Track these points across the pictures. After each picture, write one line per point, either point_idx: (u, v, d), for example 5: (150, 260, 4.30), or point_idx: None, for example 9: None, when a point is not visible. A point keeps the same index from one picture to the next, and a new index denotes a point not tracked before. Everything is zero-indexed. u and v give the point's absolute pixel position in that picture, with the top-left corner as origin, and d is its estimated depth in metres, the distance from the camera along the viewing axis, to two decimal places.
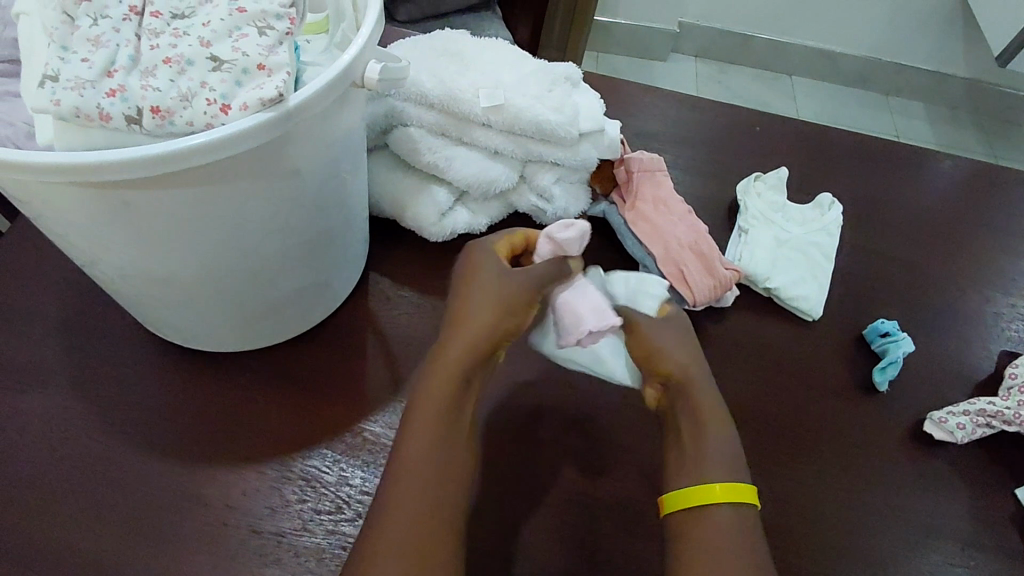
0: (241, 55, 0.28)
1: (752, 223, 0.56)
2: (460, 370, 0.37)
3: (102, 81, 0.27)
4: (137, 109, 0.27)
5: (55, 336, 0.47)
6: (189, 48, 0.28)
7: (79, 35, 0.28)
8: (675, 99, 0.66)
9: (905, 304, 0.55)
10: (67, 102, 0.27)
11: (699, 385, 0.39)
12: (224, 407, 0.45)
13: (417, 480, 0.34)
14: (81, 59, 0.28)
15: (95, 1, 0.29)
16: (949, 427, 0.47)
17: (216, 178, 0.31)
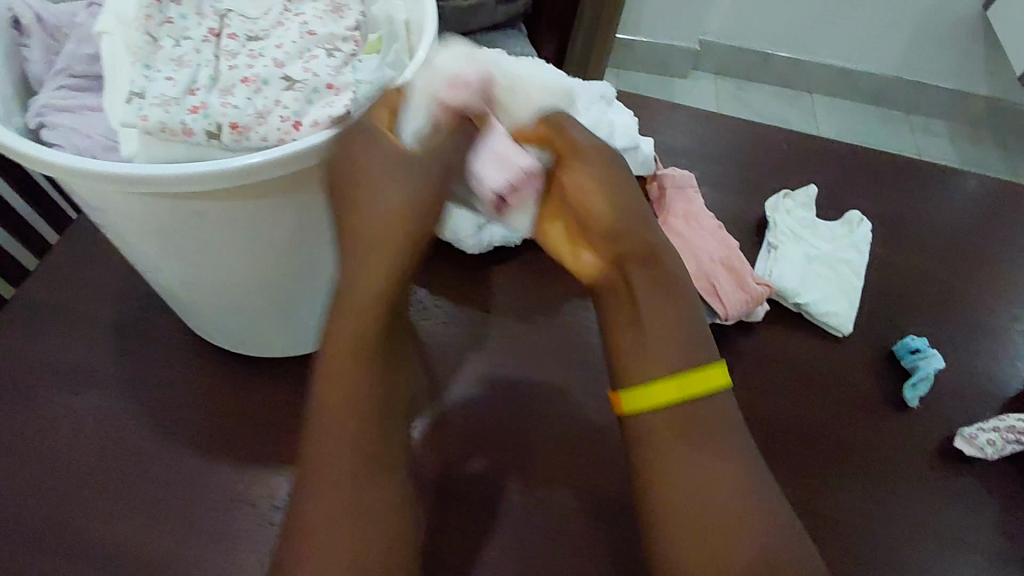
0: (311, 78, 0.32)
1: (781, 240, 0.57)
2: (376, 305, 0.33)
3: (186, 99, 0.31)
4: (218, 125, 0.31)
5: (107, 340, 0.49)
6: (265, 71, 0.32)
7: (163, 55, 0.33)
8: (704, 116, 0.67)
9: (934, 320, 0.56)
10: (154, 117, 0.30)
11: (661, 260, 0.38)
12: (268, 411, 0.46)
13: (335, 456, 0.33)
14: (165, 78, 0.32)
15: (177, 25, 0.34)
16: (979, 442, 0.48)
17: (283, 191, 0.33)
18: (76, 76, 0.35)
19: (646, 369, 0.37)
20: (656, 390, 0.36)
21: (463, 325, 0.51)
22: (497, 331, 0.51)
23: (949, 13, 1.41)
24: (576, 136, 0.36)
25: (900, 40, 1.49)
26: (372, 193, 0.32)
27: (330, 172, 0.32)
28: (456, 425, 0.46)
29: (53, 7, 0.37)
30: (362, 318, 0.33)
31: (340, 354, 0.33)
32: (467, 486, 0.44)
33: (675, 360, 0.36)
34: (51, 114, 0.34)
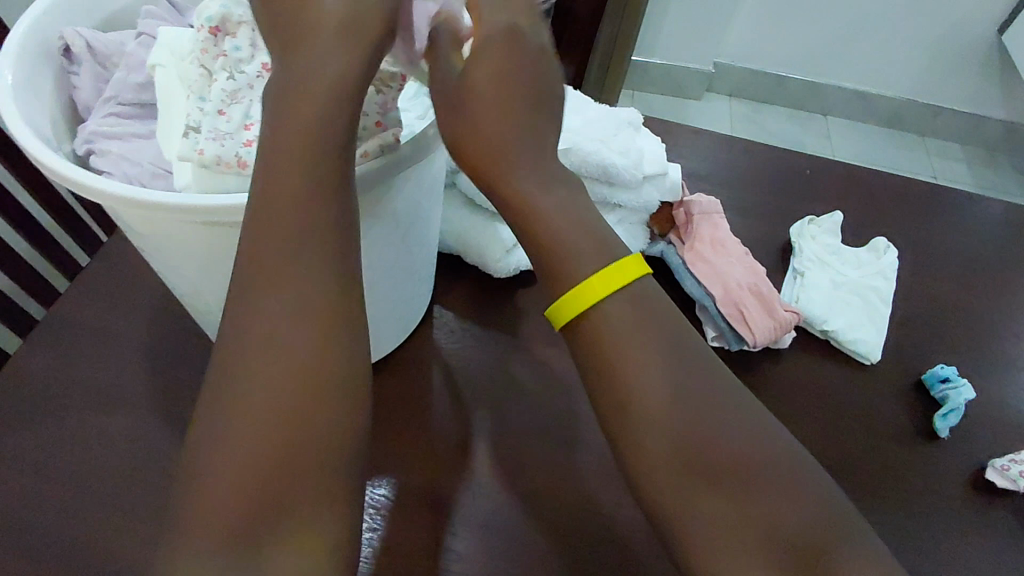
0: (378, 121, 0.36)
1: (808, 266, 0.57)
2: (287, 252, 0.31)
3: (240, 134, 0.33)
4: None
5: (139, 360, 0.49)
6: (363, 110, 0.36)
7: (216, 87, 0.35)
8: (727, 141, 0.68)
9: (963, 349, 0.55)
10: (210, 151, 0.32)
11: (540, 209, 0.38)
12: None
13: (251, 420, 0.29)
14: (218, 113, 0.34)
15: (231, 59, 0.35)
16: (1012, 475, 0.47)
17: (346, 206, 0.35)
18: (124, 104, 0.38)
19: (611, 346, 0.35)
20: (589, 289, 0.36)
21: (491, 348, 0.51)
22: (525, 355, 0.51)
23: (964, 37, 1.42)
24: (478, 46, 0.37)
25: (916, 64, 1.50)
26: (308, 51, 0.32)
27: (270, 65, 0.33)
28: (483, 449, 0.46)
29: (100, 35, 0.38)
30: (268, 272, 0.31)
31: (265, 316, 0.31)
32: (492, 512, 0.44)
33: (646, 348, 0.35)
34: (99, 141, 0.36)
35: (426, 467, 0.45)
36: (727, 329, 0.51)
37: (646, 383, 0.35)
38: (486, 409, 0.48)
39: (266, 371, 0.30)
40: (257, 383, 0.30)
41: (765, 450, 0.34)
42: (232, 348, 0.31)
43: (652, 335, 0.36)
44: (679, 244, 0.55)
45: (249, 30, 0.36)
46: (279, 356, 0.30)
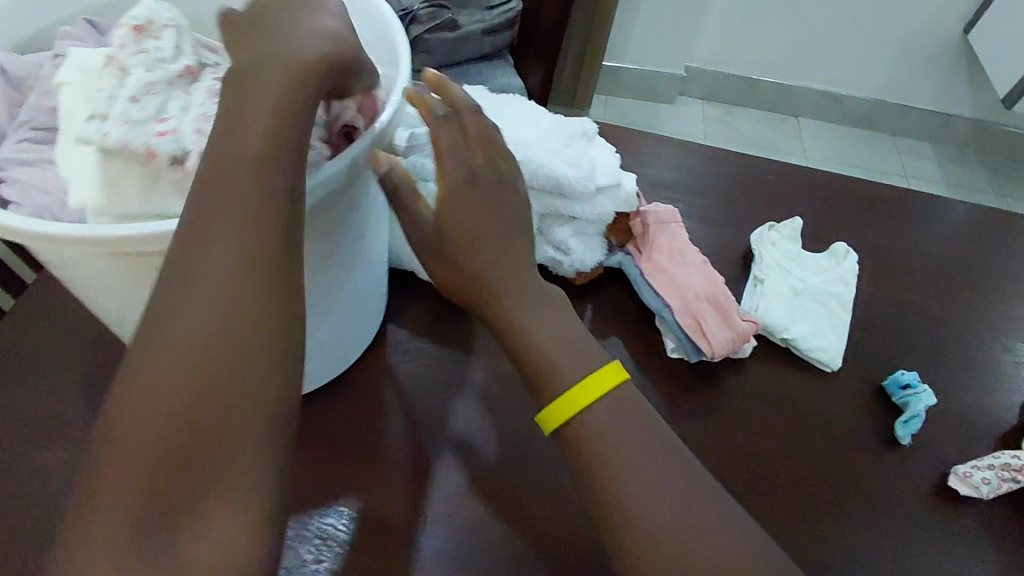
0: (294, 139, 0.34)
1: (768, 273, 0.56)
2: (240, 217, 0.29)
3: (154, 125, 0.31)
4: (184, 152, 0.31)
5: (78, 392, 0.47)
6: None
7: (134, 81, 0.33)
8: (688, 147, 0.67)
9: (925, 353, 0.55)
10: (116, 136, 0.30)
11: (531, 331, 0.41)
12: None
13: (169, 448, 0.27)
14: (130, 100, 0.32)
15: (151, 57, 0.34)
16: (974, 481, 0.47)
17: None
18: (38, 128, 0.36)
19: (593, 435, 0.38)
20: (570, 398, 0.39)
21: (447, 364, 0.50)
22: (482, 372, 0.50)
23: (928, 36, 1.43)
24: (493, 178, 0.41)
25: (884, 64, 1.51)
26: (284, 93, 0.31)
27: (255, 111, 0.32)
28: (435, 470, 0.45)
29: (17, 58, 0.38)
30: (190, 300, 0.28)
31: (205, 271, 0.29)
32: (445, 539, 0.42)
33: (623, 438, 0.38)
34: (11, 169, 0.35)
35: (378, 492, 0.44)
36: (685, 340, 0.50)
37: (626, 465, 0.37)
38: (440, 427, 0.47)
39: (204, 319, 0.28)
40: (188, 332, 0.28)
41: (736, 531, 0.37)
42: (167, 299, 0.28)
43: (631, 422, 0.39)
44: (637, 254, 0.54)
45: (174, 35, 0.36)
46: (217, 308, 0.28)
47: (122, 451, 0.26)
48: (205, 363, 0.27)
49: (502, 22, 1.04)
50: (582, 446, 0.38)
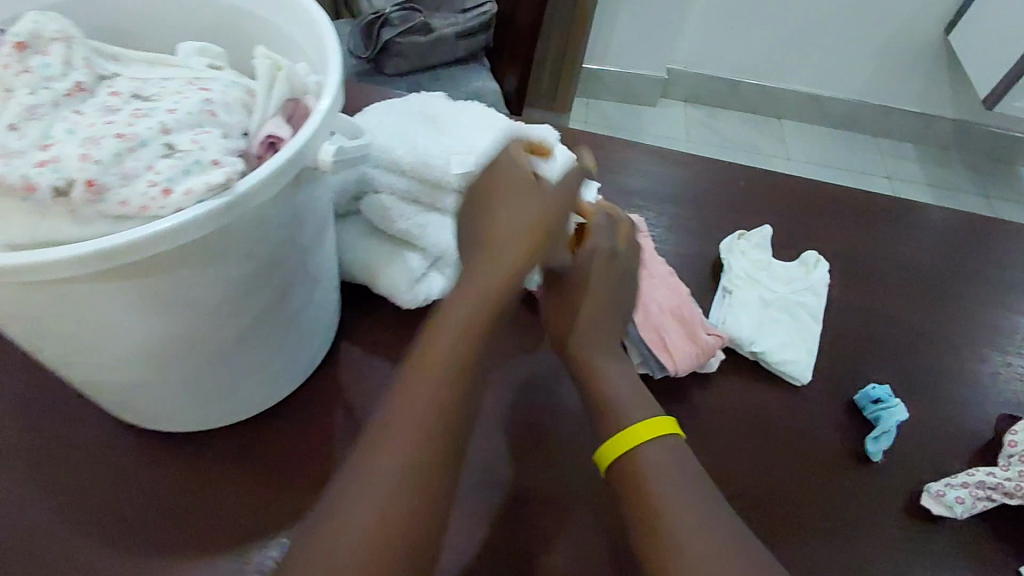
0: (199, 147, 0.26)
1: (737, 284, 0.54)
2: (453, 346, 0.37)
3: (34, 153, 0.25)
4: (69, 181, 0.24)
5: (4, 417, 0.44)
6: (146, 129, 0.26)
7: (14, 104, 0.27)
8: (658, 153, 0.65)
9: (898, 365, 0.53)
10: None
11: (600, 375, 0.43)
12: (180, 492, 0.41)
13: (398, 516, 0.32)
14: (9, 129, 0.26)
15: (37, 75, 0.28)
16: (948, 500, 0.45)
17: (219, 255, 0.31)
18: None
19: (657, 476, 0.37)
20: (630, 433, 0.39)
21: None
22: None
23: (909, 37, 1.42)
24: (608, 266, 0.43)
25: (865, 66, 1.50)
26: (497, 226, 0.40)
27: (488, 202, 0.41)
28: None
29: None
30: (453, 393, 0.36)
31: (421, 391, 0.35)
32: None
33: (681, 476, 0.37)
34: None
35: None
36: (649, 356, 0.48)
37: (676, 496, 0.36)
38: None
39: (420, 426, 0.34)
40: (396, 440, 0.34)
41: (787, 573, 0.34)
42: (391, 410, 0.35)
43: (687, 462, 0.38)
44: None
45: (66, 48, 0.29)
46: (410, 418, 0.35)
47: (336, 538, 0.31)
48: (417, 462, 0.34)
49: (477, 25, 1.02)
50: (635, 485, 0.37)
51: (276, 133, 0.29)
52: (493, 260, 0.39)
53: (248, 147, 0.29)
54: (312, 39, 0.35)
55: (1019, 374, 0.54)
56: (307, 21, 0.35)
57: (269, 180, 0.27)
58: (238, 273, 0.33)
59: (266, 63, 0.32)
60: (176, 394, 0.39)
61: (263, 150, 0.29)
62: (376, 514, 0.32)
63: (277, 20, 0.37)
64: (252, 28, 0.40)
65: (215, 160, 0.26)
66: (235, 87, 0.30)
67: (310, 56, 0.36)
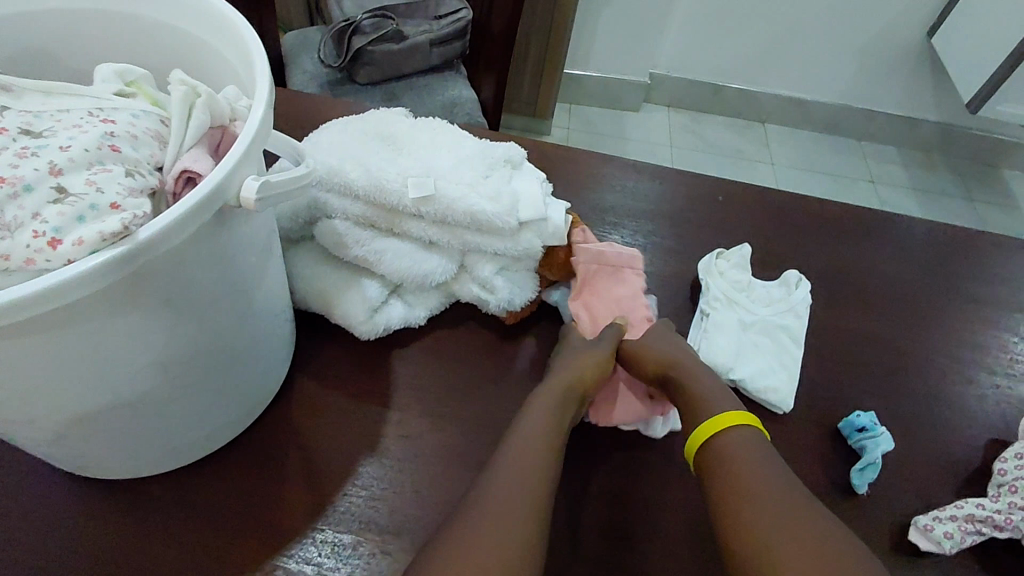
0: (95, 190, 0.23)
1: (715, 306, 0.52)
2: (542, 436, 0.39)
3: None
4: None
5: None
6: (32, 171, 0.23)
7: None
8: (633, 168, 0.63)
9: (884, 389, 0.51)
10: None
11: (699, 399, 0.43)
12: (116, 546, 0.38)
13: (514, 518, 0.35)
14: None
15: None
16: (936, 536, 0.43)
17: (138, 302, 0.28)
18: None
19: (736, 452, 0.39)
20: (714, 419, 0.41)
21: (360, 419, 0.45)
22: (396, 426, 0.45)
23: (891, 40, 1.41)
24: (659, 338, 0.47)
25: (848, 69, 1.49)
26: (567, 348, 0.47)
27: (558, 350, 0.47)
28: (338, 537, 0.39)
29: None
30: (545, 444, 0.39)
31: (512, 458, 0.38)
32: None
33: (759, 454, 0.39)
34: None
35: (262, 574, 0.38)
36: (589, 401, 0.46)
37: (755, 467, 0.38)
38: (341, 493, 0.41)
39: (513, 489, 0.36)
40: (494, 496, 0.36)
41: (858, 546, 0.34)
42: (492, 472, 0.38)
43: (770, 449, 0.39)
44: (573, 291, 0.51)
45: None
46: (507, 478, 0.37)
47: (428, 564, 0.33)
48: (504, 511, 0.35)
49: (452, 32, 1.00)
50: (719, 459, 0.39)
51: (193, 167, 0.27)
52: (572, 363, 0.45)
53: (161, 183, 0.27)
54: (241, 60, 0.32)
55: (1008, 397, 0.52)
56: (234, 37, 0.32)
57: (182, 222, 0.24)
58: (161, 317, 0.30)
59: (181, 88, 0.29)
60: (108, 446, 0.36)
61: (178, 186, 0.27)
62: (473, 548, 0.33)
63: (208, 39, 0.35)
64: (188, 47, 0.37)
65: (114, 204, 0.23)
66: (146, 117, 0.28)
67: (242, 79, 0.33)
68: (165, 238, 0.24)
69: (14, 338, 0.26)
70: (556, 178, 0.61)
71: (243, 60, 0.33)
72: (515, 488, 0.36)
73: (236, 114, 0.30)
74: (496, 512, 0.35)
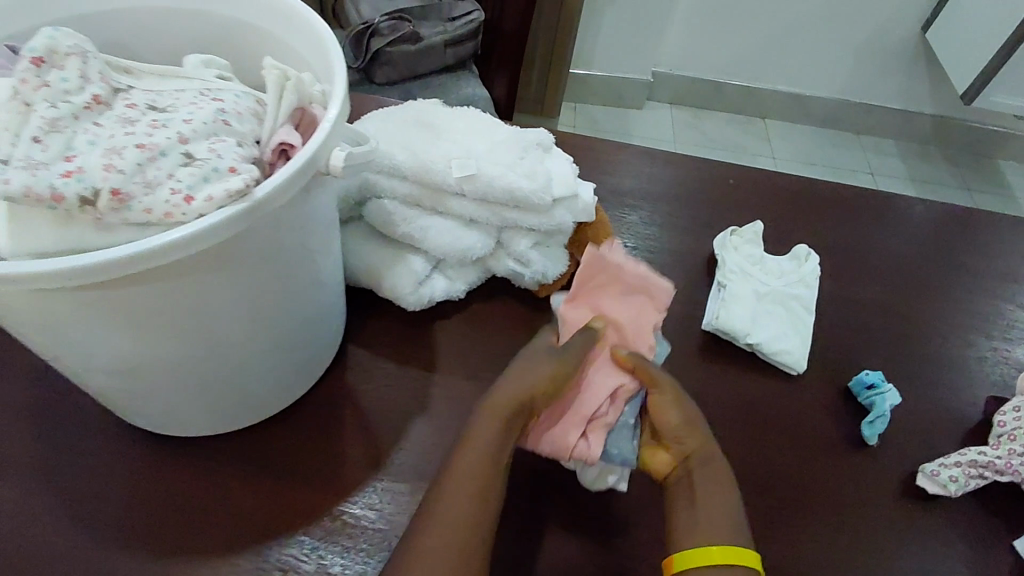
0: (216, 156, 0.27)
1: (731, 278, 0.56)
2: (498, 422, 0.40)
3: (58, 164, 0.25)
4: (95, 191, 0.25)
5: (22, 426, 0.44)
6: (165, 139, 0.27)
7: (34, 117, 0.26)
8: (648, 153, 0.67)
9: (890, 353, 0.55)
10: (16, 181, 0.24)
11: (706, 479, 0.40)
12: (196, 496, 0.42)
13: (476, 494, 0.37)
14: (31, 141, 0.26)
15: (55, 85, 0.27)
16: (942, 480, 0.46)
17: (242, 261, 0.32)
18: None
19: None
20: (704, 551, 0.37)
21: (410, 383, 0.49)
22: (440, 389, 0.48)
23: (887, 36, 1.46)
24: (668, 391, 0.43)
25: (846, 65, 1.53)
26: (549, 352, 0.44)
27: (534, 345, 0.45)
28: (396, 489, 0.43)
29: None
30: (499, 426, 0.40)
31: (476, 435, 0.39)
32: None
33: None
34: None
35: (331, 518, 0.42)
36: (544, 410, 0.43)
37: None
38: (397, 447, 0.45)
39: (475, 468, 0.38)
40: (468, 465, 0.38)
41: None
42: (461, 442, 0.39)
43: None
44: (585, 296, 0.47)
45: (82, 61, 0.29)
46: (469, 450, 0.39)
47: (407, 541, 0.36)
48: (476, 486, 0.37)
49: (465, 33, 1.04)
50: None
51: (288, 141, 0.31)
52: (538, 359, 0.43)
53: (260, 154, 0.30)
54: (314, 48, 0.36)
55: (1006, 358, 0.56)
56: (308, 28, 0.36)
57: (285, 186, 0.28)
58: (256, 275, 0.34)
59: (273, 72, 0.33)
60: (193, 400, 0.40)
61: (275, 157, 0.31)
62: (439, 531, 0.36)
63: (282, 35, 0.39)
64: (258, 40, 0.41)
65: (232, 167, 0.27)
66: (245, 97, 0.32)
67: (315, 66, 0.37)
68: (274, 197, 0.28)
69: (147, 283, 0.30)
70: (578, 164, 0.65)
71: (315, 51, 0.37)
72: (459, 481, 0.37)
73: (315, 95, 0.34)
74: (467, 476, 0.37)
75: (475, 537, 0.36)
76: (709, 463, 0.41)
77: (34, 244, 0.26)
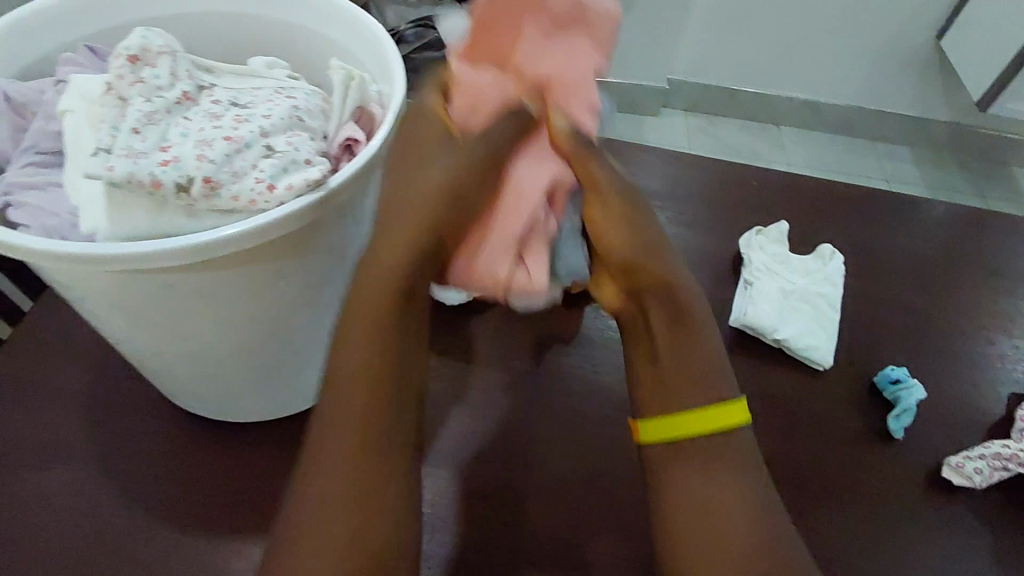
0: (294, 148, 0.29)
1: (758, 276, 0.57)
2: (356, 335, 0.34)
3: (156, 154, 0.28)
4: (189, 178, 0.27)
5: (79, 412, 0.46)
6: (248, 133, 0.29)
7: (133, 111, 0.29)
8: (674, 155, 0.68)
9: (914, 350, 0.56)
10: (119, 168, 0.27)
11: (675, 322, 0.38)
12: (247, 478, 0.44)
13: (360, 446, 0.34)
14: (132, 133, 0.29)
15: (149, 83, 0.31)
16: (967, 471, 0.48)
17: (307, 250, 0.34)
18: (43, 152, 0.37)
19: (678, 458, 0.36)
20: (672, 419, 0.36)
21: (449, 375, 0.50)
22: (477, 381, 0.50)
23: (902, 44, 1.47)
24: (607, 191, 0.37)
25: (860, 72, 1.55)
26: (442, 155, 0.35)
27: (419, 151, 0.36)
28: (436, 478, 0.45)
29: (20, 85, 0.38)
30: (365, 354, 0.34)
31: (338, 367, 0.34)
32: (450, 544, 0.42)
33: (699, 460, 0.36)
34: (17, 193, 0.34)
35: None
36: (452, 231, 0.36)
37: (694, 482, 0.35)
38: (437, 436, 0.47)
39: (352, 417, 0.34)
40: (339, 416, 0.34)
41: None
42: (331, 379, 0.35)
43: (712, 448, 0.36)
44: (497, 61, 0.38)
45: (172, 61, 0.32)
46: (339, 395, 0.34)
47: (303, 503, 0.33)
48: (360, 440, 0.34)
49: None
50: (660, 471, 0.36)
51: (354, 137, 0.33)
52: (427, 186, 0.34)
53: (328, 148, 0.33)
54: (373, 52, 0.38)
55: None
56: (368, 33, 0.38)
57: (354, 177, 0.30)
58: (317, 264, 0.36)
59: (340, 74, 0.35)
60: (250, 386, 0.42)
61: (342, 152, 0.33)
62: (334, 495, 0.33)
63: (341, 39, 0.41)
64: (314, 43, 0.43)
65: (308, 159, 0.29)
66: (315, 95, 0.34)
67: (372, 68, 0.39)
68: (345, 187, 0.30)
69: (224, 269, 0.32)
70: None
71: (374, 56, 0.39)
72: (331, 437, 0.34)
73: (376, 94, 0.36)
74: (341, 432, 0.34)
75: (365, 492, 0.33)
76: (675, 291, 0.38)
77: (131, 230, 0.29)
